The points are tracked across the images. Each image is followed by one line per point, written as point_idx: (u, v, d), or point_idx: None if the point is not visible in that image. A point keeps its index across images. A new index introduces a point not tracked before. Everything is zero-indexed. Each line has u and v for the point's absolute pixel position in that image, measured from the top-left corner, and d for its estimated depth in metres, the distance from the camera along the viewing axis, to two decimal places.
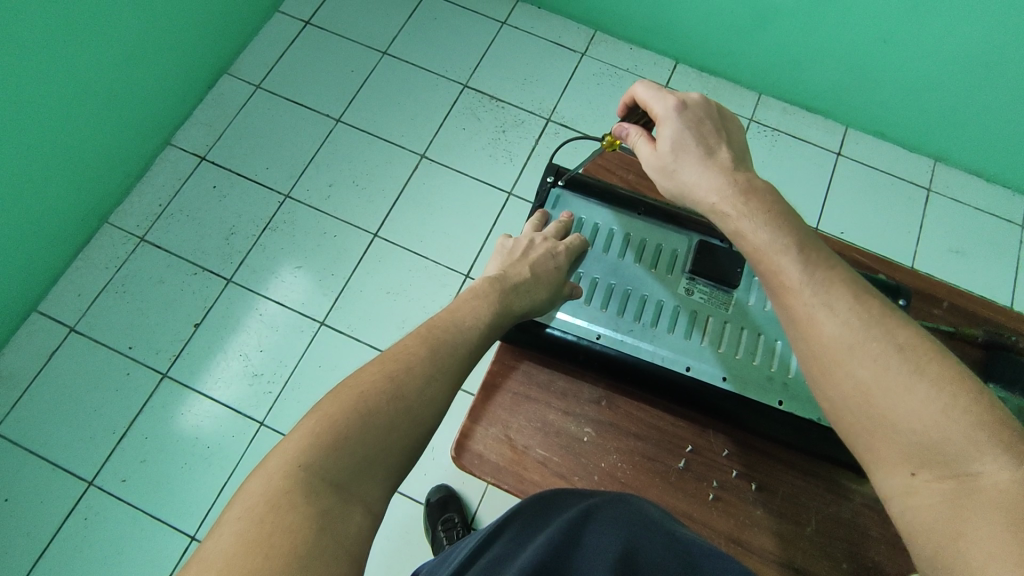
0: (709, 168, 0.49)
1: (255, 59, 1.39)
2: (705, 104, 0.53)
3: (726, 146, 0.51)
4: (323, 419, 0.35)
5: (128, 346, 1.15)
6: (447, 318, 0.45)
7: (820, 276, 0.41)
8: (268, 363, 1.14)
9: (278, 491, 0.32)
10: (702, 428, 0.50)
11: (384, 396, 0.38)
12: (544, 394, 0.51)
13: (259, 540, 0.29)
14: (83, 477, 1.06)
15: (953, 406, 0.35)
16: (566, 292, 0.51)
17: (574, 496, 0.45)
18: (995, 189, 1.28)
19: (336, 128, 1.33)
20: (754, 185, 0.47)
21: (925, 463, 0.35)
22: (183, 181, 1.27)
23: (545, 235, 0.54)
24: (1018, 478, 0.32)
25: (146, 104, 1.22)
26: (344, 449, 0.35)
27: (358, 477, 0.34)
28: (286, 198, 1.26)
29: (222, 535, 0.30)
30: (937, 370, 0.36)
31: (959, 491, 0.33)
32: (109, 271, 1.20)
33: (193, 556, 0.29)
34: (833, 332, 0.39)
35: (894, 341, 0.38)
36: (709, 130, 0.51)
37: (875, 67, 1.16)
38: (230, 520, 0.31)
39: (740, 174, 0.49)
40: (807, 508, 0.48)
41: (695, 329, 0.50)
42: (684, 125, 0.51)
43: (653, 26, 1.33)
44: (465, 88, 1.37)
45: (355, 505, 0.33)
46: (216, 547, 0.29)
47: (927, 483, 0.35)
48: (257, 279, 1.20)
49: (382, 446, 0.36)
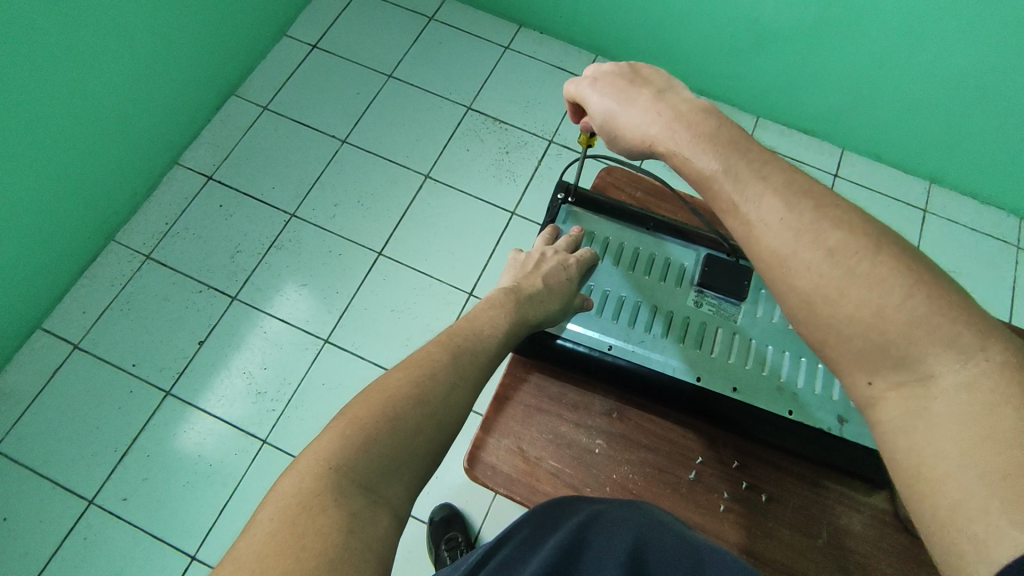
0: (639, 112, 0.49)
1: (263, 81, 1.42)
2: (618, 69, 0.54)
3: (646, 88, 0.51)
4: (352, 422, 0.36)
5: (131, 363, 1.15)
6: (465, 325, 0.46)
7: (752, 191, 0.40)
8: (272, 381, 1.14)
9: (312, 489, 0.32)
10: (712, 439, 0.51)
11: (410, 398, 0.39)
12: (556, 406, 0.52)
13: (290, 540, 0.30)
14: (83, 496, 1.05)
15: (890, 304, 0.34)
16: (577, 303, 0.52)
17: (584, 500, 0.46)
18: (989, 210, 1.30)
19: (343, 149, 1.35)
20: (680, 111, 0.47)
21: (880, 369, 0.34)
22: (190, 201, 1.29)
23: (556, 248, 0.55)
24: (965, 373, 0.31)
25: (156, 123, 1.24)
26: (373, 449, 0.35)
27: (384, 477, 0.35)
28: (292, 217, 1.28)
29: (255, 534, 0.31)
30: (870, 268, 0.35)
31: (917, 399, 0.33)
32: (114, 288, 1.21)
33: (228, 554, 0.30)
34: (775, 249, 0.38)
35: (826, 244, 0.36)
36: (625, 85, 0.52)
37: (868, 90, 1.19)
38: (264, 519, 0.31)
39: (664, 105, 0.48)
40: (818, 520, 0.48)
41: (704, 340, 0.51)
42: (606, 92, 0.53)
43: (653, 51, 1.36)
44: (469, 110, 1.39)
45: (383, 507, 0.34)
46: (250, 545, 0.30)
47: (885, 391, 0.34)
48: (261, 296, 1.21)
49: (408, 446, 0.37)
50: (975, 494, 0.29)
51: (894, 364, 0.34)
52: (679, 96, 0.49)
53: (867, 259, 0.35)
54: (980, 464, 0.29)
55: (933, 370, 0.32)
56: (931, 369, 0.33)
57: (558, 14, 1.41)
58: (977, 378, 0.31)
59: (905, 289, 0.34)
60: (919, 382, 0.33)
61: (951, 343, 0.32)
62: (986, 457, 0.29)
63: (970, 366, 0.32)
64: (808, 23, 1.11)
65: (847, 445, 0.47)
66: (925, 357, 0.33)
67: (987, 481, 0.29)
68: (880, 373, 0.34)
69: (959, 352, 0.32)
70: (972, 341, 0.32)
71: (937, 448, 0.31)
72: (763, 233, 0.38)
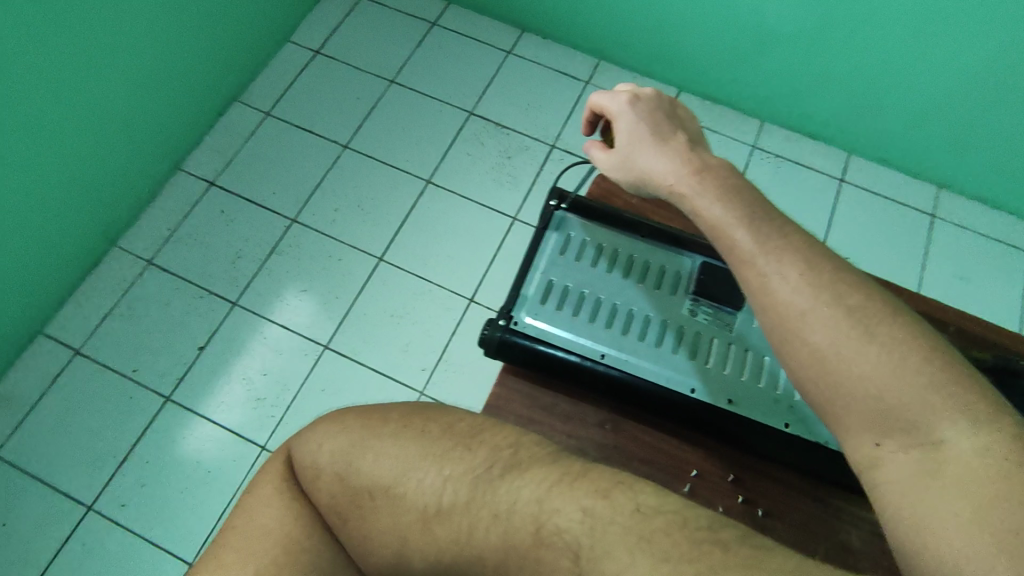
0: (664, 151, 0.50)
1: (266, 86, 1.42)
2: (656, 97, 0.54)
3: (681, 131, 0.52)
4: (392, 448, 0.44)
5: (132, 369, 1.15)
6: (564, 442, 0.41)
7: (772, 244, 0.40)
8: (272, 387, 1.14)
9: (327, 498, 0.45)
10: (708, 452, 0.50)
11: (437, 475, 0.42)
12: (548, 418, 0.51)
13: (314, 484, 0.45)
14: (82, 501, 1.05)
15: (907, 368, 0.34)
16: None
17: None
18: (999, 216, 1.28)
19: (344, 154, 1.35)
20: (707, 161, 0.48)
21: (890, 432, 0.34)
22: (192, 206, 1.29)
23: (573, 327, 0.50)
24: (980, 444, 0.32)
25: (159, 128, 1.24)
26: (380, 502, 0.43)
27: (380, 534, 0.43)
28: (293, 223, 1.28)
29: (311, 456, 0.45)
30: (887, 331, 0.36)
31: (926, 465, 0.33)
32: (116, 294, 1.21)
33: (300, 449, 0.46)
34: (797, 301, 0.38)
35: (844, 304, 0.37)
36: (662, 118, 0.52)
37: (874, 94, 1.17)
38: (319, 452, 0.45)
39: (693, 153, 0.49)
40: (816, 536, 0.47)
41: (699, 350, 0.50)
42: (639, 115, 0.52)
43: (656, 55, 1.35)
44: (471, 115, 1.39)
45: (358, 525, 0.44)
46: (305, 459, 0.46)
47: (893, 455, 0.34)
48: (263, 302, 1.21)
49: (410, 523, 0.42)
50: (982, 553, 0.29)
51: (903, 428, 0.34)
52: (708, 151, 0.50)
53: (887, 323, 0.36)
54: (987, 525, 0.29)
55: (944, 438, 0.33)
56: (940, 435, 0.33)
57: (560, 18, 1.40)
58: (989, 446, 0.32)
59: (922, 355, 0.35)
60: (929, 446, 0.33)
61: (965, 412, 0.33)
62: (994, 518, 0.29)
63: (981, 433, 0.32)
64: (814, 26, 1.10)
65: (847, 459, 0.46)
66: (936, 422, 0.33)
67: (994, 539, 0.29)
68: (889, 437, 0.34)
69: (971, 422, 0.33)
70: (985, 413, 0.33)
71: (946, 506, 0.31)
72: (778, 284, 0.39)
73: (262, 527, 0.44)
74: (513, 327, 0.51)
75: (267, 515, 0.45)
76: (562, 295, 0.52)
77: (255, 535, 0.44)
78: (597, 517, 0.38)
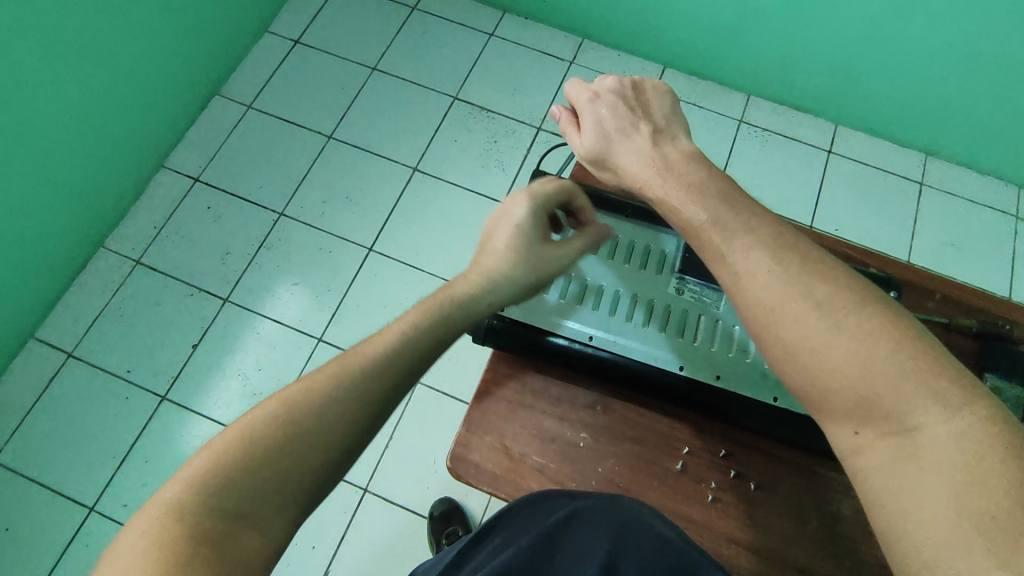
0: (631, 147, 0.49)
1: (246, 79, 1.40)
2: (621, 85, 0.53)
3: (645, 121, 0.51)
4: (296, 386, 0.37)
5: (126, 370, 1.14)
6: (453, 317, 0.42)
7: (739, 243, 0.41)
8: (266, 382, 1.13)
9: (263, 413, 0.35)
10: (700, 429, 0.50)
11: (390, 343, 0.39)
12: (539, 401, 0.51)
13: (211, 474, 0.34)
14: (84, 503, 1.05)
15: (879, 359, 0.35)
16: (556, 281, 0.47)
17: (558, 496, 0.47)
18: (987, 181, 1.28)
19: (329, 145, 1.33)
20: (672, 158, 0.47)
21: (867, 421, 0.35)
22: (178, 203, 1.28)
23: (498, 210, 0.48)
24: (953, 428, 0.33)
25: (140, 126, 1.23)
26: (333, 398, 0.36)
27: (337, 437, 0.36)
28: (280, 217, 1.27)
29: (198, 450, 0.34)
30: (856, 323, 0.36)
31: (903, 451, 0.34)
32: (106, 295, 1.20)
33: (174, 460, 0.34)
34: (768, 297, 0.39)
35: (813, 298, 0.38)
36: (626, 110, 0.51)
37: (861, 64, 1.17)
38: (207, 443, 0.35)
39: (659, 147, 0.49)
40: (808, 507, 0.48)
41: (686, 328, 0.49)
42: (604, 110, 0.52)
43: (640, 32, 1.34)
44: (455, 100, 1.37)
45: (292, 481, 0.35)
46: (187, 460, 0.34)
47: (871, 441, 0.35)
48: (254, 297, 1.20)
49: (375, 411, 0.38)
50: (965, 539, 0.30)
51: (879, 416, 0.35)
52: (677, 140, 0.50)
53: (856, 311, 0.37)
54: (965, 510, 0.31)
55: (918, 423, 0.34)
56: (917, 421, 0.34)
57: None
58: (965, 429, 0.33)
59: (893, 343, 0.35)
60: (905, 433, 0.34)
61: (939, 398, 0.34)
62: (973, 503, 0.31)
63: (958, 418, 0.33)
64: None
65: None
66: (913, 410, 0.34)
67: (973, 526, 0.30)
68: (867, 424, 0.35)
69: (945, 406, 0.33)
70: (957, 396, 0.34)
71: (925, 494, 0.32)
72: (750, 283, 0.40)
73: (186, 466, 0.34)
74: (499, 313, 0.50)
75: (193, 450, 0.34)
76: None
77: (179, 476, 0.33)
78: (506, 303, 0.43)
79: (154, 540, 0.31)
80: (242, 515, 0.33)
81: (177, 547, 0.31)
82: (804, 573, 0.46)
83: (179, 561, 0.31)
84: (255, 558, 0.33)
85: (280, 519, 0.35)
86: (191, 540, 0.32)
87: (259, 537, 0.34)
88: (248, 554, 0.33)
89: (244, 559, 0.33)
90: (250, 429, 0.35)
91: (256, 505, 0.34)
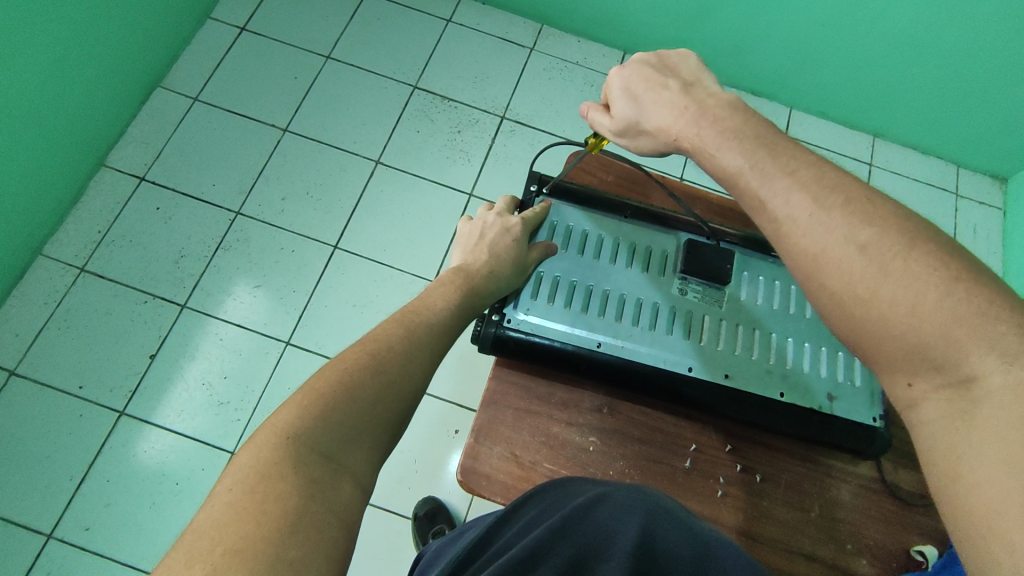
0: (662, 103, 0.50)
1: (190, 69, 1.32)
2: (645, 56, 0.54)
3: (674, 78, 0.51)
4: (329, 378, 0.39)
5: (78, 385, 1.07)
6: (417, 305, 0.47)
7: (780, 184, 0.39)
8: (233, 390, 1.09)
9: (331, 377, 0.39)
10: (705, 426, 0.51)
11: (424, 314, 0.46)
12: (546, 407, 0.50)
13: (271, 470, 0.34)
14: (41, 529, 0.99)
15: (925, 303, 0.33)
16: (530, 269, 0.51)
17: (584, 483, 0.43)
18: (929, 161, 1.35)
19: (284, 138, 1.27)
20: (705, 105, 0.47)
21: (919, 370, 0.33)
22: (123, 204, 1.20)
23: (497, 209, 0.54)
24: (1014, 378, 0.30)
25: (77, 125, 1.14)
26: (388, 358, 0.42)
27: (397, 392, 0.41)
28: (237, 215, 1.21)
29: (252, 449, 0.35)
30: (904, 267, 0.34)
31: (958, 410, 0.31)
32: (49, 307, 1.12)
33: (230, 463, 0.34)
34: (799, 238, 0.37)
35: (858, 242, 0.35)
36: (652, 74, 0.52)
37: (816, 51, 1.20)
38: (260, 439, 0.35)
39: (690, 98, 0.49)
40: (810, 494, 0.50)
41: (692, 329, 0.50)
42: (630, 78, 0.52)
43: (600, 18, 1.34)
44: (415, 89, 1.34)
45: (346, 476, 0.36)
46: (244, 461, 0.34)
47: (926, 393, 0.33)
48: (213, 301, 1.15)
49: (423, 367, 0.44)
50: (981, 504, 0.29)
51: (932, 365, 0.32)
52: (708, 89, 0.50)
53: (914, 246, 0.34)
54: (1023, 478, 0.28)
55: (976, 373, 0.31)
56: (974, 370, 0.31)
57: None
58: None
59: (943, 289, 0.32)
60: (959, 386, 0.31)
61: (994, 343, 0.31)
62: None
63: (1018, 367, 0.30)
64: None
65: (836, 420, 0.48)
66: (966, 358, 0.31)
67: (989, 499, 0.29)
68: (921, 375, 0.33)
69: (1004, 354, 0.30)
70: (1014, 344, 0.30)
71: (976, 454, 0.30)
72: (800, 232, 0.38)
73: (269, 429, 0.36)
74: (506, 322, 0.49)
75: (272, 418, 0.37)
76: (552, 286, 0.51)
77: (269, 436, 0.35)
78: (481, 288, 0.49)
79: (257, 489, 0.33)
80: (331, 463, 0.36)
81: (281, 491, 0.33)
82: (811, 560, 0.48)
83: (287, 503, 0.33)
84: (348, 503, 0.35)
85: (361, 470, 0.37)
86: (292, 487, 0.33)
87: (349, 486, 0.36)
88: (343, 497, 0.35)
89: (339, 503, 0.35)
90: (296, 426, 0.36)
91: (340, 454, 0.37)
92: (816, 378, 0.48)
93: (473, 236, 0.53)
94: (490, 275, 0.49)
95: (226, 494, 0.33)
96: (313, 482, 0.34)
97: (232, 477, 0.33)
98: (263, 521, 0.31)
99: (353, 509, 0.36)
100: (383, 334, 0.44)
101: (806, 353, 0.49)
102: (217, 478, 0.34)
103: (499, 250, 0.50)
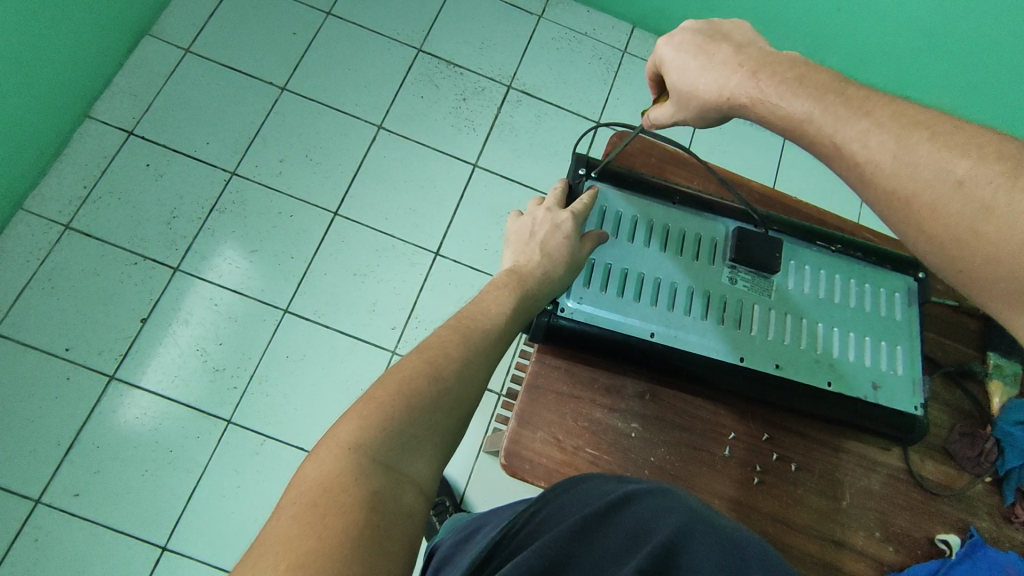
0: (713, 66, 0.49)
1: (182, 18, 1.25)
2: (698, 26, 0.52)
3: (724, 43, 0.50)
4: (388, 389, 0.39)
5: (65, 347, 1.03)
6: (472, 309, 0.46)
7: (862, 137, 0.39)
8: (229, 357, 1.06)
9: (390, 387, 0.39)
10: (744, 415, 0.52)
11: (479, 321, 0.45)
12: (589, 392, 0.51)
13: (332, 483, 0.33)
14: (29, 495, 0.96)
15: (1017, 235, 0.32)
16: (584, 260, 0.50)
17: (609, 482, 0.44)
18: None
19: (282, 98, 1.22)
20: (761, 66, 0.46)
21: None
22: (110, 159, 1.14)
23: (549, 203, 0.52)
24: None
25: (62, 72, 1.07)
26: (445, 366, 0.41)
27: (455, 399, 0.40)
28: (232, 176, 1.16)
29: (315, 464, 0.34)
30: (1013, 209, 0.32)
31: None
32: (32, 265, 1.06)
33: (294, 478, 0.34)
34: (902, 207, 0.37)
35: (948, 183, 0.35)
36: (704, 41, 0.50)
37: None
38: (323, 452, 0.35)
39: (741, 59, 0.48)
40: (841, 483, 0.51)
41: (743, 318, 0.50)
42: (677, 49, 0.51)
43: None
44: (420, 52, 1.29)
45: (407, 484, 0.35)
46: (307, 474, 0.34)
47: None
48: (206, 264, 1.11)
49: (479, 374, 0.43)
50: None
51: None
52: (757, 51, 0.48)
53: (1008, 205, 0.33)
54: None
55: None
56: None
57: None
58: None
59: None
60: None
61: None
62: None
63: None
64: None
65: (875, 408, 0.49)
66: None
67: None
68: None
69: None
70: None
71: None
72: None
73: (333, 443, 0.35)
74: (559, 311, 0.49)
75: (334, 430, 0.36)
76: (605, 273, 0.50)
77: (331, 449, 0.35)
78: (529, 288, 0.47)
79: (320, 502, 0.32)
80: (392, 472, 0.35)
81: (345, 503, 0.32)
82: (842, 546, 0.49)
83: (349, 516, 0.32)
84: (410, 513, 0.34)
85: (422, 479, 0.37)
86: (355, 498, 0.32)
87: (410, 493, 0.35)
88: (403, 505, 0.34)
89: (402, 513, 0.34)
90: (357, 438, 0.35)
91: (401, 463, 0.36)
92: (861, 366, 0.50)
93: (524, 233, 0.51)
94: (545, 278, 0.48)
95: (290, 507, 0.32)
96: (375, 493, 0.33)
97: (296, 490, 0.33)
98: (326, 537, 0.30)
99: (414, 518, 0.35)
100: (438, 342, 0.43)
101: (851, 341, 0.51)
102: (282, 492, 0.34)
103: (552, 249, 0.49)
